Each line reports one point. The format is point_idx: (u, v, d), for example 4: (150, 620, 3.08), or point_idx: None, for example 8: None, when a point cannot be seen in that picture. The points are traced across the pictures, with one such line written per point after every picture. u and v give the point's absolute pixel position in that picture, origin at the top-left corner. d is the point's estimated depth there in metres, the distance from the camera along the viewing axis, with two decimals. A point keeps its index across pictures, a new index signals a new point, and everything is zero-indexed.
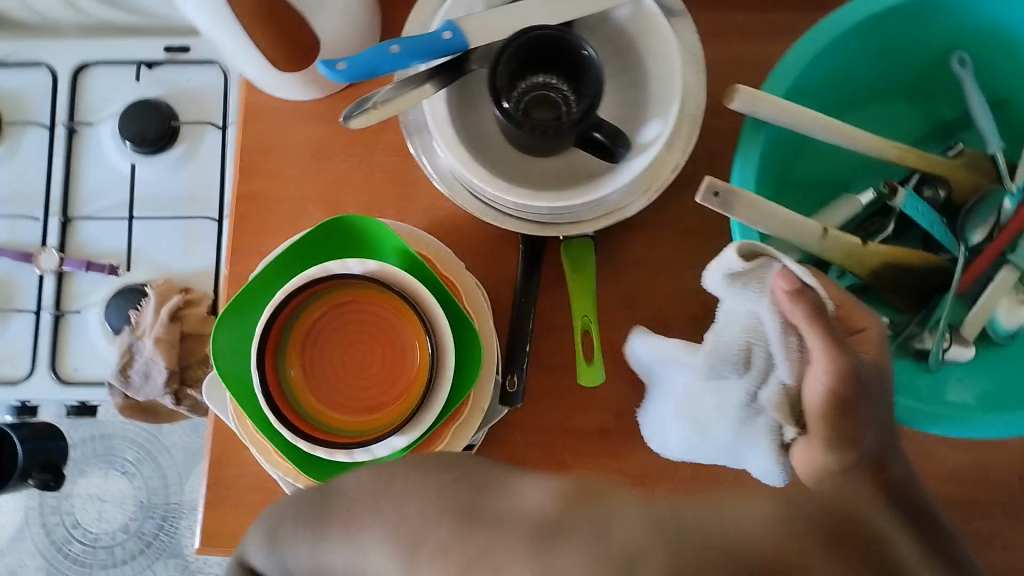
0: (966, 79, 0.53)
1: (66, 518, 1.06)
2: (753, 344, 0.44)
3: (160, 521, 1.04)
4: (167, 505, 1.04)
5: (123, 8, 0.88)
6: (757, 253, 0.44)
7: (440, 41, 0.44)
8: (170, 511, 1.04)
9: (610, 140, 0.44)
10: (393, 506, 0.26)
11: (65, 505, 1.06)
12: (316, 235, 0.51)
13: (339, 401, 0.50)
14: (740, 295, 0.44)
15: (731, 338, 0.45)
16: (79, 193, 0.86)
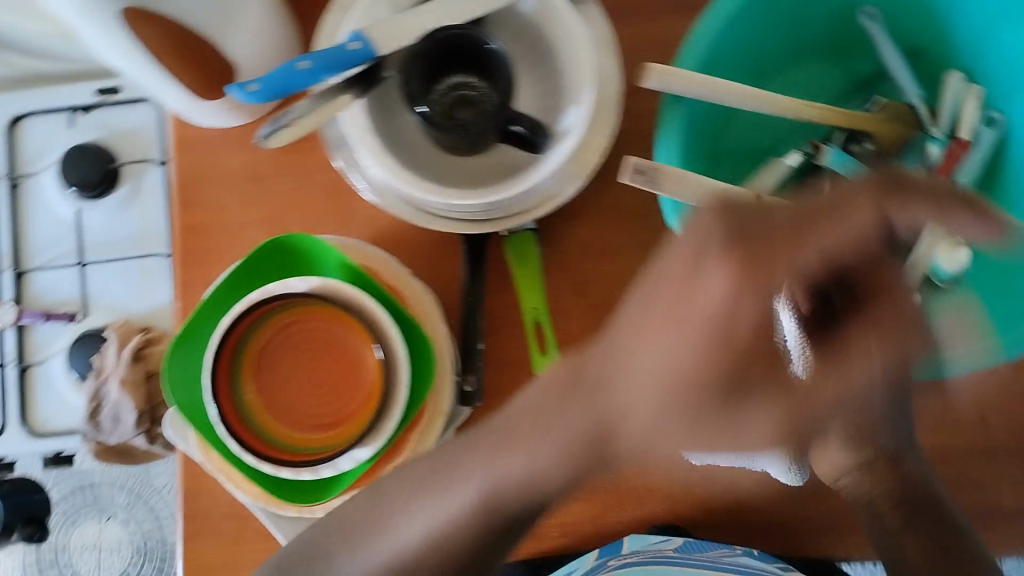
0: (875, 31, 0.55)
1: (65, 570, 1.03)
2: None
3: (157, 568, 1.01)
4: (162, 549, 1.00)
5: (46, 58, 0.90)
6: None
7: (348, 52, 0.44)
8: (167, 555, 1.01)
9: (530, 133, 0.45)
10: None
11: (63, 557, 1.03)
12: (254, 259, 0.50)
13: (299, 421, 0.50)
14: None
15: None
16: (55, 243, 0.94)
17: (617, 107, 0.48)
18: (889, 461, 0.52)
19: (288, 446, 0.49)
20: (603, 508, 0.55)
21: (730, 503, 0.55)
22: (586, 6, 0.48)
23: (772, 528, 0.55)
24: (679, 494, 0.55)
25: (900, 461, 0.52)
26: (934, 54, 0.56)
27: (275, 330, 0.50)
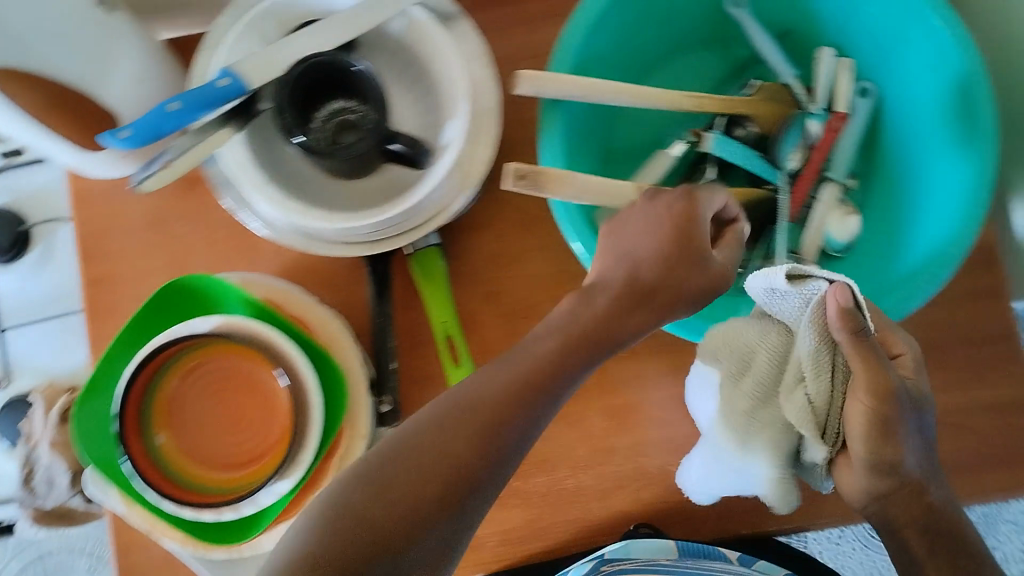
0: (743, 17, 0.56)
1: None
2: (763, 346, 0.47)
3: None
4: None
5: None
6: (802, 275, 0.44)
7: (217, 89, 0.45)
8: None
9: (410, 148, 0.46)
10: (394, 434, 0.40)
11: None
12: (152, 305, 0.50)
13: (219, 461, 0.50)
14: (781, 305, 0.45)
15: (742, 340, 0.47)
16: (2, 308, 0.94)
17: (497, 117, 0.49)
18: (916, 489, 0.44)
19: (207, 488, 0.49)
20: (539, 512, 0.56)
21: (662, 492, 0.56)
22: (458, 24, 0.49)
23: (704, 511, 0.56)
24: (612, 488, 0.56)
25: (926, 490, 0.45)
26: (803, 32, 0.59)
27: (183, 375, 0.50)
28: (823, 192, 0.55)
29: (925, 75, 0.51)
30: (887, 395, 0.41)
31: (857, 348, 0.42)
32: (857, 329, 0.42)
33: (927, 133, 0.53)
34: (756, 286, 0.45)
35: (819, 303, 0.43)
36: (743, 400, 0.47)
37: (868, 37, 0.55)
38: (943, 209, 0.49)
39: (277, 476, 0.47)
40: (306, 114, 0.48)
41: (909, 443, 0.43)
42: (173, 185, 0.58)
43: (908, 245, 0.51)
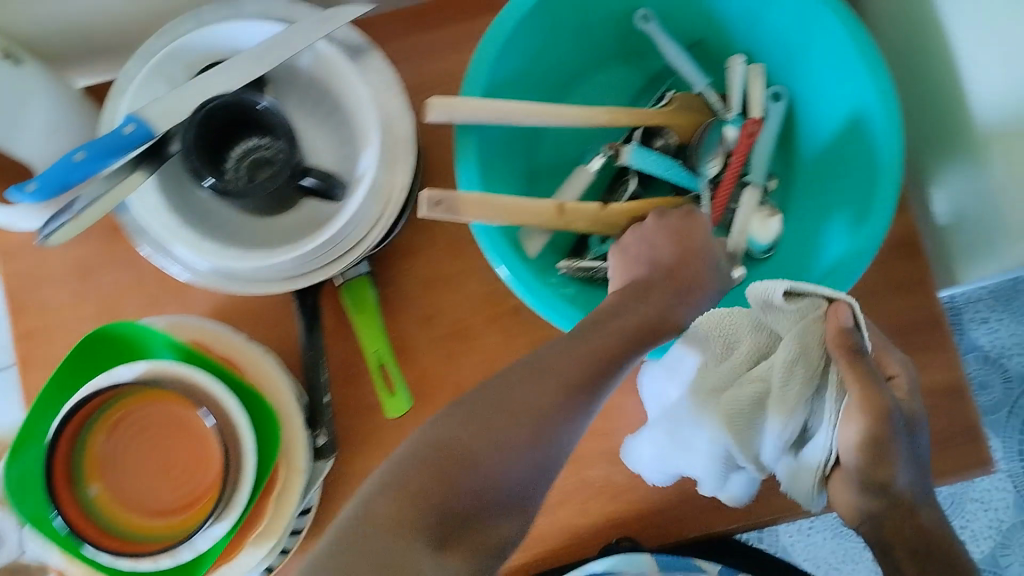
0: (653, 32, 0.57)
1: None
2: (746, 344, 0.48)
3: None
4: None
5: None
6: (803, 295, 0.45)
7: (123, 136, 0.45)
8: None
9: (322, 182, 0.48)
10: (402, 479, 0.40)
11: None
12: (75, 358, 0.49)
13: (156, 507, 0.50)
14: (773, 317, 0.46)
15: (728, 330, 0.49)
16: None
17: (412, 145, 0.49)
18: (908, 507, 0.43)
19: (145, 536, 0.48)
20: None
21: (607, 504, 0.56)
22: (367, 57, 0.49)
23: (651, 519, 0.56)
24: (558, 504, 0.56)
25: (919, 512, 0.43)
26: (715, 42, 0.60)
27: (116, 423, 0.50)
28: (744, 194, 0.56)
29: (831, 75, 0.53)
30: (886, 417, 0.41)
31: (854, 365, 0.42)
32: (851, 349, 0.42)
33: (840, 132, 0.53)
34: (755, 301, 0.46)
35: (819, 320, 0.44)
36: (716, 380, 0.48)
37: (776, 42, 0.56)
38: (858, 204, 0.50)
39: (213, 520, 0.47)
40: (217, 155, 0.48)
41: (905, 460, 0.42)
42: (98, 231, 0.58)
43: (830, 238, 0.52)
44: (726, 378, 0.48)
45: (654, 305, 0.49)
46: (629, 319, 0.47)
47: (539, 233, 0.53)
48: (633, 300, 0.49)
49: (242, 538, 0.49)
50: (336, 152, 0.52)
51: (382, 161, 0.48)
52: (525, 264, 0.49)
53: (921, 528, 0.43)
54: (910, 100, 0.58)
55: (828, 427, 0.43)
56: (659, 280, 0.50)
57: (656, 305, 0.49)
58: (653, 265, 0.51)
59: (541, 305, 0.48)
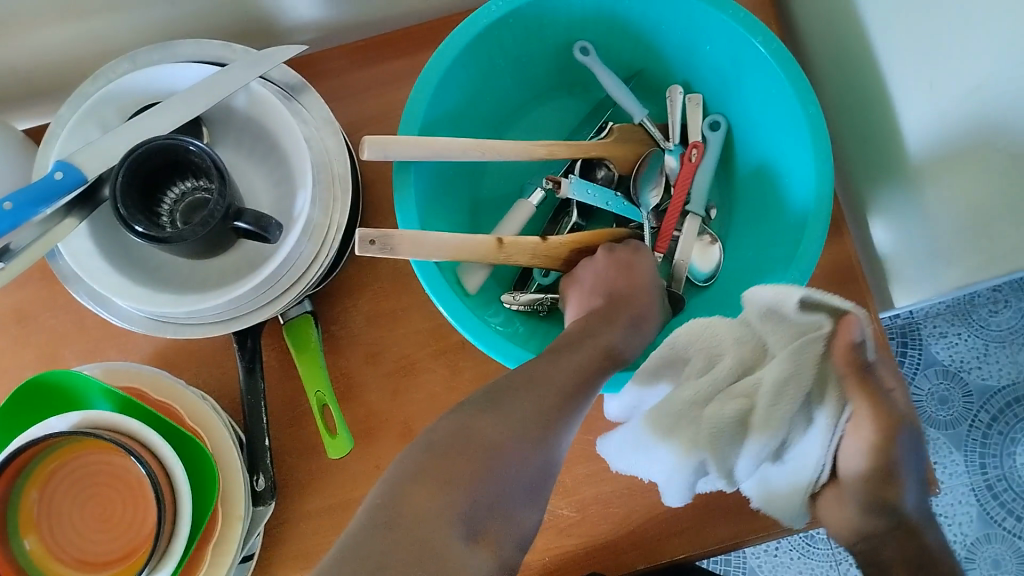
0: (592, 64, 0.58)
1: None
2: (735, 356, 0.45)
3: None
4: None
5: None
6: (816, 307, 0.43)
7: (53, 183, 0.44)
8: None
9: (255, 224, 0.46)
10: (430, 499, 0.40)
11: None
12: (7, 408, 0.48)
13: (92, 558, 0.49)
14: (777, 328, 0.44)
15: (717, 340, 0.46)
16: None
17: (347, 185, 0.49)
18: (911, 531, 0.46)
19: None
20: None
21: (557, 537, 0.55)
22: (305, 95, 0.49)
23: (600, 553, 0.55)
24: None
25: (907, 532, 0.46)
26: (654, 72, 0.60)
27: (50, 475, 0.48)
28: (686, 225, 0.56)
29: (765, 103, 0.53)
30: (896, 428, 0.44)
31: (859, 381, 0.43)
32: (857, 363, 0.42)
33: (779, 159, 0.54)
34: (757, 310, 0.44)
35: (821, 339, 0.42)
36: (696, 393, 0.46)
37: (712, 72, 0.56)
38: (794, 233, 0.50)
39: (149, 570, 0.45)
40: (150, 200, 0.47)
41: (912, 480, 0.46)
42: (36, 276, 0.57)
43: (769, 262, 0.52)
44: (707, 393, 0.46)
45: (603, 339, 0.49)
46: (583, 353, 0.47)
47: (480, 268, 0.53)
48: (584, 332, 0.49)
49: None
50: (271, 191, 0.51)
51: (316, 199, 0.48)
52: (463, 301, 0.48)
53: (924, 547, 0.46)
54: (845, 126, 0.59)
55: (822, 446, 0.44)
56: (609, 309, 0.51)
57: (608, 336, 0.49)
58: (603, 296, 0.51)
59: (483, 342, 0.47)
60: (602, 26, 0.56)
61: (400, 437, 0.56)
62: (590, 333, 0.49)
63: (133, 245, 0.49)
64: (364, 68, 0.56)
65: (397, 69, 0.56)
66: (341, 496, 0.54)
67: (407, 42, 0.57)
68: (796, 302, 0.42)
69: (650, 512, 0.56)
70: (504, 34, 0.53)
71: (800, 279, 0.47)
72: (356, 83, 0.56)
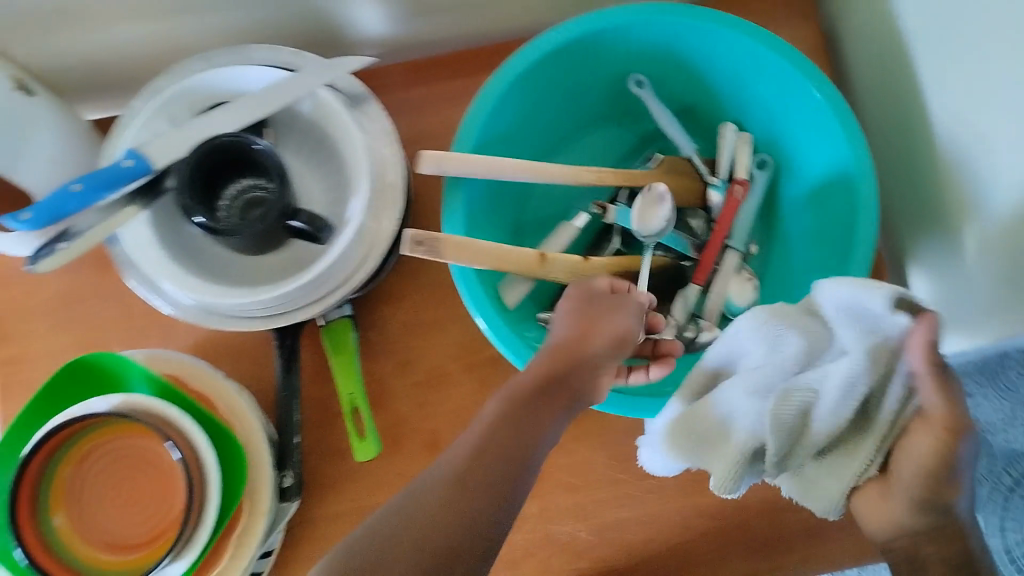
0: (646, 97, 0.60)
1: None
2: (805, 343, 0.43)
3: None
4: None
5: None
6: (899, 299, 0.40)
7: (122, 169, 0.46)
8: None
9: (310, 224, 0.48)
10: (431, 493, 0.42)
11: None
12: (53, 384, 0.50)
13: (115, 542, 0.49)
14: (855, 322, 0.41)
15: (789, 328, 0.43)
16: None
17: (399, 193, 0.50)
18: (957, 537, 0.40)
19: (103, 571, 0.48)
20: None
21: (572, 560, 0.56)
22: (365, 105, 0.50)
23: None
24: (522, 557, 0.56)
25: None
26: (705, 109, 0.62)
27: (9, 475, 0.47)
28: (725, 259, 0.57)
29: (814, 142, 0.54)
30: (962, 434, 0.37)
31: (942, 385, 0.37)
32: (939, 364, 0.37)
33: (821, 197, 0.55)
34: (836, 307, 0.42)
35: (898, 338, 0.39)
36: (756, 379, 0.43)
37: (762, 111, 0.57)
38: (834, 267, 0.51)
39: (171, 558, 0.45)
40: (212, 195, 0.49)
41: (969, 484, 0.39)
42: (91, 262, 0.59)
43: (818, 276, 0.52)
44: (766, 379, 0.43)
45: (575, 384, 0.44)
46: (551, 406, 0.43)
47: (521, 285, 0.54)
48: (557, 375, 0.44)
49: None
50: (327, 195, 0.53)
51: (369, 207, 0.49)
52: (504, 317, 0.49)
53: (969, 553, 0.40)
54: (890, 175, 0.60)
55: (882, 441, 0.40)
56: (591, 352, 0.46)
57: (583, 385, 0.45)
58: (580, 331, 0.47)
59: (518, 358, 0.48)
60: (659, 60, 0.58)
61: (423, 449, 0.56)
62: (565, 374, 0.44)
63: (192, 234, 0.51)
64: (419, 85, 0.58)
65: (451, 88, 0.58)
66: (362, 500, 0.55)
67: (465, 63, 0.58)
68: (885, 302, 0.39)
69: (667, 541, 0.55)
70: (564, 62, 0.54)
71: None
72: (413, 99, 0.58)
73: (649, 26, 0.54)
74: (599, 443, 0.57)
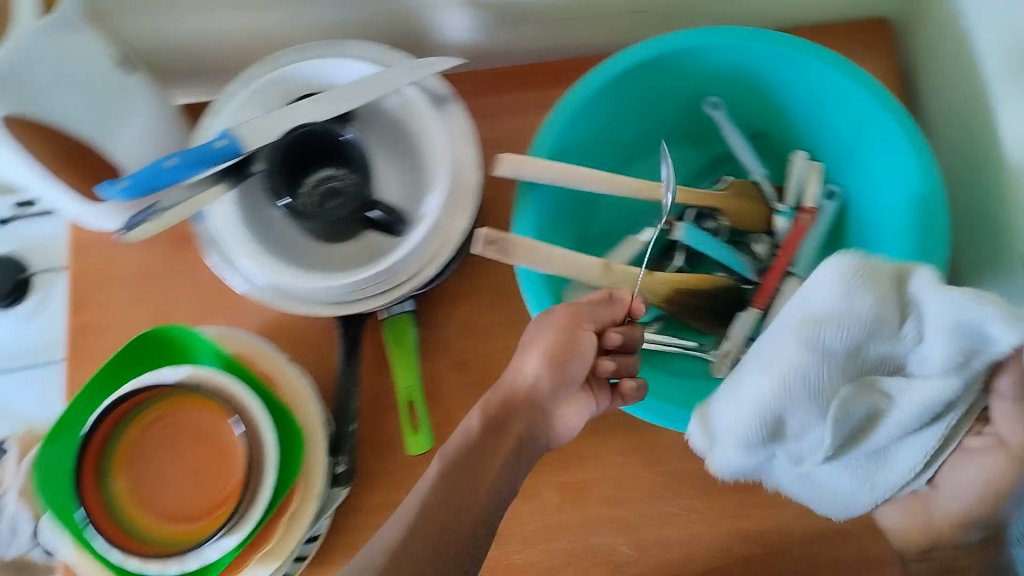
0: (720, 119, 0.60)
1: None
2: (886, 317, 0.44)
3: None
4: None
5: None
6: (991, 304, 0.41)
7: (214, 149, 0.47)
8: None
9: (387, 215, 0.50)
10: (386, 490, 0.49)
11: None
12: (126, 351, 0.51)
13: (170, 513, 0.49)
14: (944, 307, 0.42)
15: (876, 298, 0.44)
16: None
17: (477, 192, 0.51)
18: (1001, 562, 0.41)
19: (156, 540, 0.48)
20: None
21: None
22: (448, 106, 0.52)
23: None
24: (561, 565, 0.55)
25: None
26: (777, 136, 0.62)
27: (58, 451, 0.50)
28: (787, 285, 0.57)
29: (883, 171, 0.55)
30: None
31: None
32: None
33: (879, 214, 0.56)
34: (939, 293, 0.42)
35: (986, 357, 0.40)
36: (834, 337, 0.44)
37: (837, 139, 0.58)
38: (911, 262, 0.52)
39: (224, 531, 0.47)
40: (293, 180, 0.51)
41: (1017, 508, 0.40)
42: (167, 242, 0.61)
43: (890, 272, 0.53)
44: (843, 341, 0.44)
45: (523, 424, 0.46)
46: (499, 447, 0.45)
47: None
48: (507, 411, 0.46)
49: (250, 553, 0.49)
50: (405, 190, 0.54)
51: (444, 205, 0.51)
52: None
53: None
54: (960, 214, 0.59)
55: (927, 455, 0.41)
56: (544, 391, 0.47)
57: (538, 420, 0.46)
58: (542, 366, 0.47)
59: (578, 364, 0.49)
60: (734, 83, 0.58)
61: None
62: (507, 416, 0.46)
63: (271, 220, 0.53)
64: (495, 94, 0.59)
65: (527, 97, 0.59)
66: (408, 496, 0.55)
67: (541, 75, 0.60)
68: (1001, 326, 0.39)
69: (710, 565, 0.55)
70: (642, 79, 0.56)
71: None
72: (490, 105, 0.59)
73: (733, 49, 0.54)
74: (647, 458, 0.56)
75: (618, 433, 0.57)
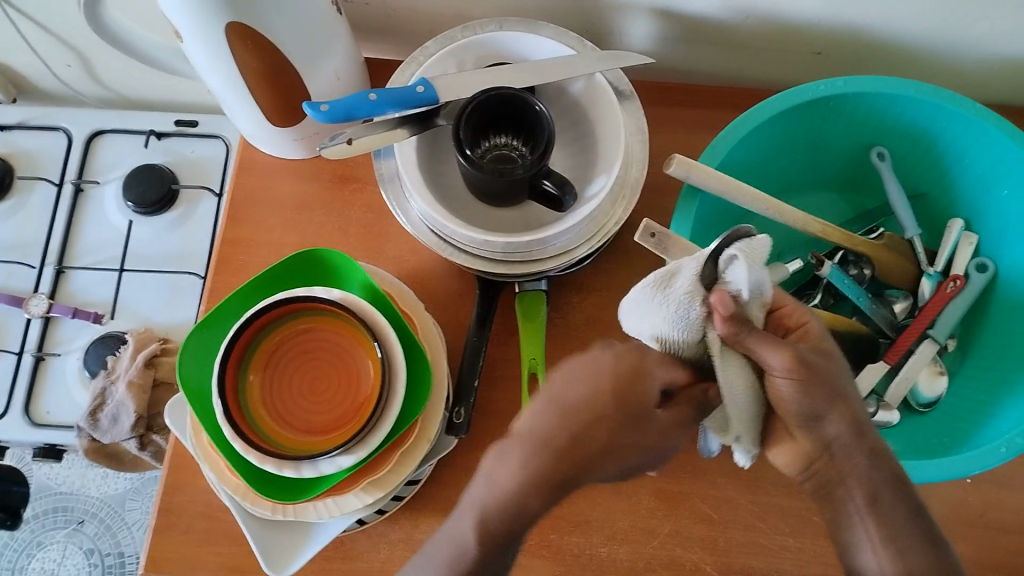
0: (884, 171, 0.61)
1: (30, 560, 1.03)
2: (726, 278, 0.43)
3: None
4: (119, 557, 1.01)
5: (140, 103, 0.96)
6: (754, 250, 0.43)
7: (414, 94, 0.51)
8: (117, 565, 1.02)
9: (558, 189, 0.51)
10: (458, 456, 0.57)
11: (33, 549, 1.03)
12: (287, 264, 0.55)
13: (292, 422, 0.52)
14: (735, 277, 0.42)
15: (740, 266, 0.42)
16: (78, 244, 0.89)
17: (637, 189, 0.54)
18: None
19: (278, 443, 0.51)
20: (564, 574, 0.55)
21: None
22: (630, 102, 0.56)
23: None
24: (641, 569, 0.55)
25: None
26: (937, 199, 0.62)
27: (205, 339, 0.54)
28: (920, 347, 0.57)
29: None
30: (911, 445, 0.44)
31: (810, 381, 0.42)
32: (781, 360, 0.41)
33: (1011, 312, 0.57)
34: (745, 270, 0.42)
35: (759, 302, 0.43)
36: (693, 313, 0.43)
37: (1001, 216, 0.58)
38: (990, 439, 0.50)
39: (341, 451, 0.49)
40: (475, 136, 0.54)
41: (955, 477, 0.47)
42: (327, 180, 0.65)
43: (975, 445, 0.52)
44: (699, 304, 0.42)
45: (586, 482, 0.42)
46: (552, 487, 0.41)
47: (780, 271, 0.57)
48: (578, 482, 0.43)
49: (358, 479, 0.51)
50: (573, 170, 0.57)
51: (611, 190, 0.53)
52: None
53: None
54: None
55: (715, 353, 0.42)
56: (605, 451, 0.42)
57: (595, 471, 0.42)
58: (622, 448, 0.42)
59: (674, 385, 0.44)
60: (906, 138, 0.59)
61: None
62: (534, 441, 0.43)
63: (445, 172, 0.57)
64: (661, 105, 0.63)
65: (689, 117, 0.63)
66: None
67: (706, 100, 0.63)
68: (746, 280, 0.41)
69: None
70: (820, 115, 0.57)
71: (1005, 451, 0.47)
72: (657, 117, 0.62)
73: (913, 104, 0.55)
74: (746, 484, 0.56)
75: (718, 456, 0.57)
